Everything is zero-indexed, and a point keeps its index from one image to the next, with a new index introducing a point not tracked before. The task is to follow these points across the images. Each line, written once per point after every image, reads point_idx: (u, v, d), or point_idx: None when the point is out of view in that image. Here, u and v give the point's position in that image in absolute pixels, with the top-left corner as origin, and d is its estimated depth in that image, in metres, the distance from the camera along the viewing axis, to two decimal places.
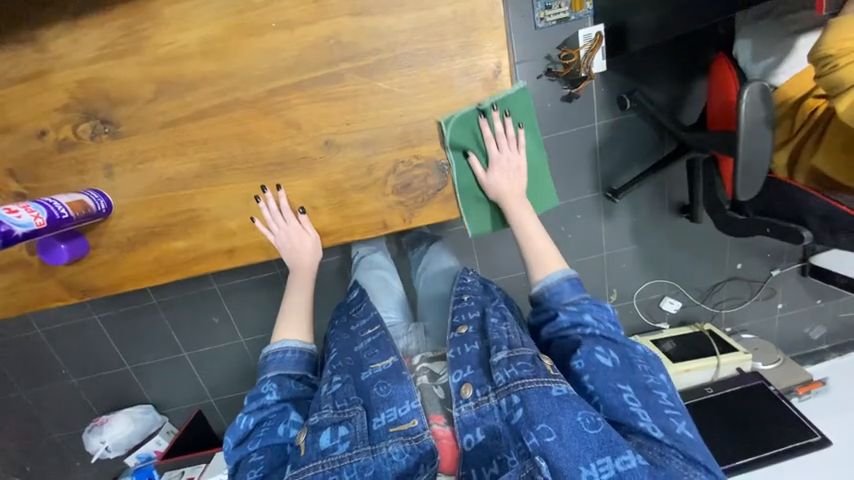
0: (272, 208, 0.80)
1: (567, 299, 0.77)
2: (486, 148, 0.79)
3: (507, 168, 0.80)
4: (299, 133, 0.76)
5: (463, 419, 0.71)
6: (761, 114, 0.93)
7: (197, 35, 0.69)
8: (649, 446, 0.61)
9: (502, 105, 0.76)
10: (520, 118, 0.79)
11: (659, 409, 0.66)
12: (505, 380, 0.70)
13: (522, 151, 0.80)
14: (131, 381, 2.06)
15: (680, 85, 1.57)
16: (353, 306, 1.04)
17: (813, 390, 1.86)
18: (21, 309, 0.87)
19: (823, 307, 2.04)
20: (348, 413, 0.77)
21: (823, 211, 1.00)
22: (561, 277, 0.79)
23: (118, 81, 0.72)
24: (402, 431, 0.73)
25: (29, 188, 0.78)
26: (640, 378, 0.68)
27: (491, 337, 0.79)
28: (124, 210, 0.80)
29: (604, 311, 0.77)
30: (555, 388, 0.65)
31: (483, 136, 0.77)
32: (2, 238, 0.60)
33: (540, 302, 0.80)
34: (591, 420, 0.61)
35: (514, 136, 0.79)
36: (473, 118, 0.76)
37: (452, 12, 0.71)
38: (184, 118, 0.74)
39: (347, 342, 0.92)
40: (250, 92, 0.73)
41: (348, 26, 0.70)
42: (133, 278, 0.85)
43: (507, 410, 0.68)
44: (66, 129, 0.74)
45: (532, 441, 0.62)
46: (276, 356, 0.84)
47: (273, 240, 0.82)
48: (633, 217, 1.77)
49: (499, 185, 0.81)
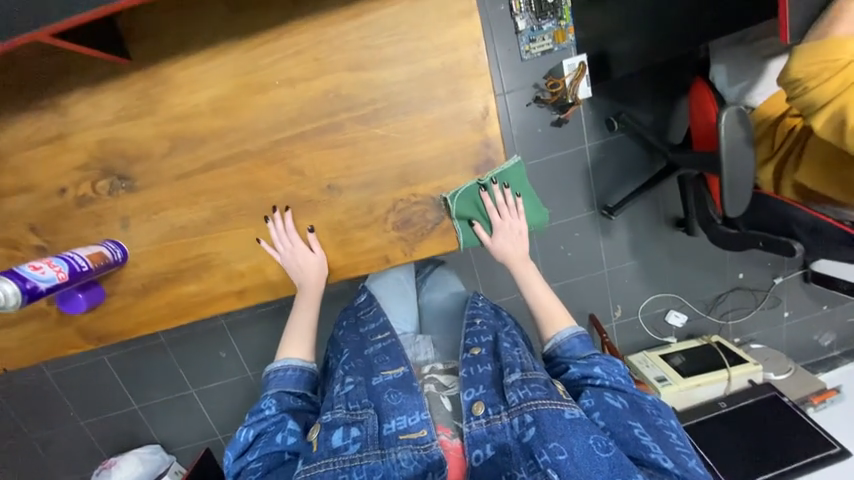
0: (279, 228, 0.82)
1: (580, 355, 0.82)
2: (489, 217, 0.85)
3: (509, 233, 0.87)
4: (303, 179, 0.81)
5: (472, 435, 0.73)
6: (741, 135, 0.98)
7: (207, 96, 0.75)
8: (660, 477, 0.64)
9: (501, 179, 0.83)
10: (519, 189, 0.85)
11: (669, 445, 0.69)
12: (517, 399, 0.73)
13: (522, 218, 0.86)
14: (139, 420, 2.05)
15: (665, 106, 1.64)
16: (362, 309, 1.08)
17: (828, 399, 1.84)
18: (39, 357, 0.90)
19: (829, 313, 2.03)
20: (360, 415, 0.79)
21: (810, 224, 1.02)
22: (571, 334, 0.85)
23: (134, 140, 0.77)
24: (412, 439, 0.75)
25: (49, 242, 0.82)
26: (649, 416, 0.72)
27: (505, 359, 0.82)
28: (139, 258, 0.84)
29: (615, 364, 0.80)
30: (568, 411, 0.69)
31: (485, 206, 0.84)
32: (27, 294, 0.64)
33: (554, 358, 0.85)
34: (603, 445, 0.65)
35: (513, 205, 0.85)
36: (474, 192, 0.83)
37: (441, 63, 0.76)
38: (196, 170, 0.79)
39: (357, 343, 0.96)
40: (256, 144, 0.78)
41: (346, 80, 0.75)
42: (148, 322, 0.88)
43: (520, 428, 0.71)
44: (85, 186, 0.79)
45: (545, 458, 0.66)
46: (277, 375, 0.86)
47: (280, 259, 0.84)
48: (630, 233, 1.81)
49: (503, 248, 0.87)
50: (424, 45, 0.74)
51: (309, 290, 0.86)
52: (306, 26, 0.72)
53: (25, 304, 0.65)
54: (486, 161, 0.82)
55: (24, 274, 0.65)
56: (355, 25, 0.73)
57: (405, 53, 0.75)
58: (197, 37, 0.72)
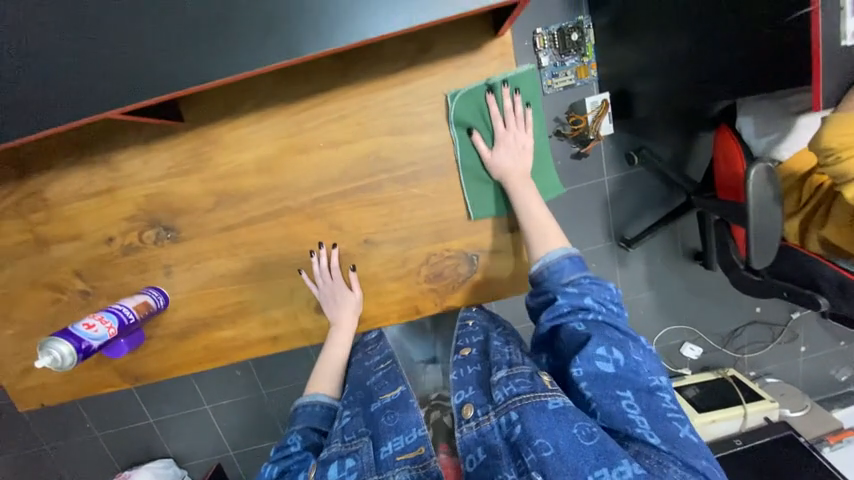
0: (322, 265, 0.83)
1: (568, 278, 0.76)
2: (492, 126, 0.78)
3: (513, 146, 0.78)
4: (340, 233, 0.83)
5: (464, 440, 0.69)
6: (769, 193, 0.97)
7: (253, 155, 0.78)
8: (648, 454, 0.57)
9: (510, 82, 0.76)
10: (528, 97, 0.78)
11: (661, 413, 0.63)
12: (503, 397, 0.70)
13: (529, 132, 0.79)
14: (153, 435, 2.08)
15: (686, 139, 1.60)
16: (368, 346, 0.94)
17: (845, 439, 1.82)
18: (76, 394, 0.92)
19: (847, 349, 2.00)
20: (355, 445, 0.75)
21: (838, 281, 1.01)
22: (562, 254, 0.77)
23: (180, 194, 0.80)
24: (409, 459, 0.71)
25: (94, 288, 0.85)
26: (641, 380, 0.66)
27: (493, 357, 0.78)
28: (179, 304, 0.86)
29: (605, 289, 0.77)
30: (552, 402, 0.65)
31: (490, 113, 0.77)
32: (83, 352, 0.67)
33: (541, 283, 0.78)
34: (588, 432, 0.59)
35: (521, 115, 0.78)
36: (479, 94, 0.75)
37: (478, 128, 0.78)
38: (238, 224, 0.82)
39: (358, 374, 0.87)
40: (297, 201, 0.81)
41: (387, 143, 0.78)
42: (182, 364, 0.90)
43: (507, 428, 0.66)
44: (131, 236, 0.82)
45: (531, 457, 0.60)
46: (306, 409, 0.82)
47: (317, 293, 0.84)
48: (647, 264, 1.80)
49: (505, 165, 0.79)
50: (464, 111, 0.77)
51: (342, 333, 0.86)
52: (351, 92, 0.75)
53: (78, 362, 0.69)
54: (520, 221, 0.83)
55: (80, 333, 0.68)
56: (398, 92, 0.75)
57: (445, 118, 0.77)
58: (247, 101, 0.75)
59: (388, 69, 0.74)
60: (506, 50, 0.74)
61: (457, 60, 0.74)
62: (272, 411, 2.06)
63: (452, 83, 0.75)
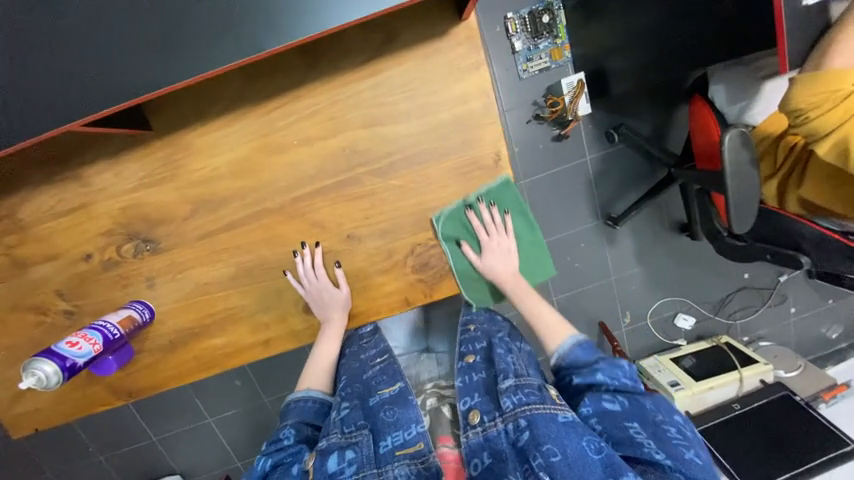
0: (307, 263, 0.83)
1: (584, 362, 0.76)
2: (476, 236, 0.85)
3: (498, 251, 0.86)
4: (323, 231, 0.82)
5: (470, 445, 0.69)
6: (745, 157, 0.98)
7: (227, 159, 0.77)
8: (654, 474, 0.59)
9: (488, 197, 0.83)
10: (507, 206, 0.85)
11: (668, 439, 0.62)
12: (512, 405, 0.70)
13: (511, 236, 0.87)
14: (158, 452, 2.07)
15: (663, 113, 1.62)
16: (364, 340, 0.96)
17: (838, 394, 1.86)
18: (70, 416, 0.91)
19: (835, 307, 2.05)
20: (355, 437, 0.74)
21: (815, 237, 1.03)
22: (571, 344, 0.80)
23: (157, 204, 0.79)
24: (409, 454, 0.70)
25: (78, 307, 0.84)
26: (649, 413, 0.66)
27: (498, 365, 0.78)
28: (166, 315, 0.85)
29: (620, 368, 0.72)
30: (562, 415, 0.66)
31: (473, 226, 0.84)
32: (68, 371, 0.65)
33: (559, 371, 0.79)
34: (596, 445, 0.60)
35: (501, 222, 0.85)
36: (460, 212, 0.83)
37: (452, 114, 0.78)
38: (219, 230, 0.81)
39: (355, 368, 0.88)
40: (276, 201, 0.80)
41: (361, 136, 0.77)
42: (176, 376, 0.89)
43: (514, 433, 0.67)
44: (110, 251, 0.81)
45: (538, 462, 0.61)
46: (299, 404, 0.82)
47: (303, 293, 0.84)
48: (635, 239, 1.82)
49: (494, 268, 0.86)
50: (437, 99, 0.77)
51: (334, 329, 0.86)
52: (321, 87, 0.75)
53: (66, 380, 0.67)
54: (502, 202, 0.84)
55: (63, 352, 0.66)
56: (368, 83, 0.75)
57: (418, 106, 0.77)
58: (216, 105, 0.74)
59: (357, 60, 0.74)
60: (472, 33, 0.74)
61: (425, 47, 0.74)
62: (276, 417, 2.05)
63: (421, 71, 0.75)
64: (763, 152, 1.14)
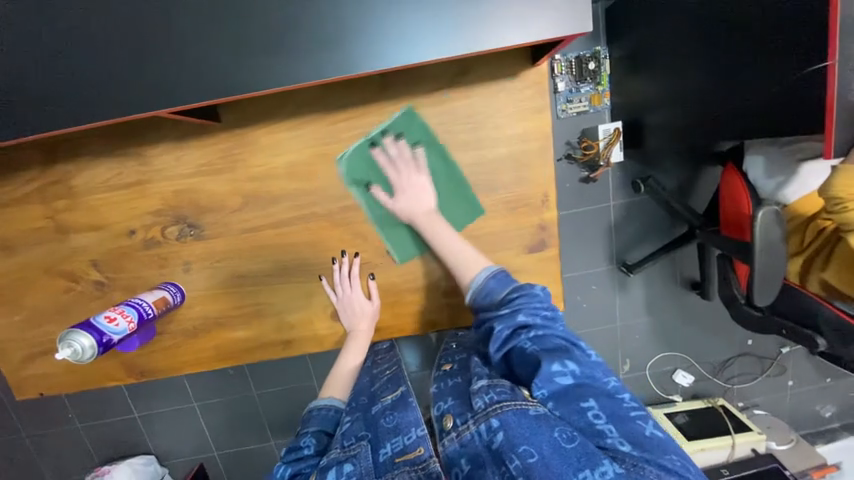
0: (343, 272, 0.84)
1: (498, 297, 0.74)
2: (385, 176, 0.78)
3: (409, 189, 0.77)
4: (365, 243, 0.84)
5: (447, 454, 0.62)
6: (777, 234, 1.00)
7: (286, 160, 0.79)
8: (623, 460, 0.53)
9: (392, 130, 0.76)
10: (415, 138, 0.77)
11: (623, 414, 0.59)
12: (484, 405, 0.63)
13: (423, 173, 0.77)
14: (136, 429, 2.03)
15: (689, 172, 1.65)
16: (379, 355, 0.88)
17: (827, 474, 1.83)
18: (78, 386, 0.91)
19: (832, 386, 2.05)
20: (354, 450, 0.69)
21: (835, 325, 1.04)
22: (486, 275, 0.77)
23: (209, 193, 0.80)
24: (408, 461, 0.64)
25: (110, 280, 0.84)
26: (601, 385, 0.62)
27: (472, 369, 0.72)
28: (195, 301, 0.86)
29: (536, 297, 0.72)
30: (533, 409, 0.59)
31: (380, 164, 0.77)
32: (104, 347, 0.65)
33: (479, 313, 0.76)
34: (568, 435, 0.55)
35: (409, 156, 0.77)
36: (363, 151, 0.77)
37: (509, 151, 0.80)
38: (264, 226, 0.82)
39: (363, 380, 0.82)
40: (326, 207, 0.81)
41: (418, 158, 0.79)
42: (191, 362, 0.89)
43: (488, 435, 0.59)
44: (154, 230, 0.82)
45: (516, 464, 0.54)
46: (319, 413, 0.79)
47: (334, 300, 0.85)
48: (646, 289, 1.84)
49: (409, 210, 0.78)
50: (497, 135, 0.79)
51: (357, 340, 0.87)
52: (389, 107, 0.77)
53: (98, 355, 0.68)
54: (540, 241, 0.85)
55: (101, 326, 0.66)
56: (434, 110, 0.78)
57: (478, 138, 0.79)
58: (286, 108, 0.77)
59: (427, 87, 0.77)
60: (542, 78, 0.77)
61: (494, 85, 0.77)
62: (262, 412, 2.02)
63: (487, 106, 0.78)
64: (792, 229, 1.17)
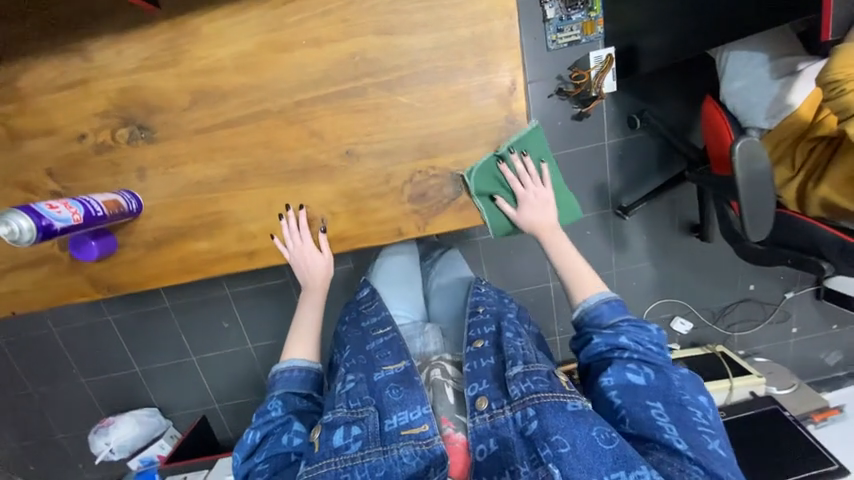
0: (291, 226, 0.83)
1: (607, 321, 0.77)
2: (512, 189, 0.84)
3: (535, 202, 0.84)
4: (321, 143, 0.80)
5: (476, 430, 0.74)
6: (764, 166, 0.90)
7: (232, 50, 0.74)
8: (673, 462, 0.61)
9: (519, 147, 0.81)
10: (541, 155, 0.84)
11: (692, 425, 0.64)
12: (520, 393, 0.73)
13: (548, 186, 0.85)
14: (139, 383, 2.09)
15: (687, 107, 1.56)
16: (363, 304, 1.06)
17: (830, 417, 1.80)
18: (47, 303, 0.91)
19: (839, 333, 1.98)
20: (361, 413, 0.80)
21: (837, 246, 0.96)
22: (598, 300, 0.79)
23: (156, 90, 0.76)
24: (413, 435, 0.76)
25: (65, 188, 0.82)
26: (674, 393, 0.67)
27: (506, 351, 0.81)
28: (153, 211, 0.83)
29: (642, 330, 0.75)
30: (571, 404, 0.69)
31: (506, 178, 0.83)
32: (43, 232, 0.64)
33: (580, 326, 0.79)
34: (607, 436, 0.63)
35: (536, 171, 0.84)
36: (492, 165, 0.81)
37: (471, 33, 0.74)
38: (215, 126, 0.78)
39: (360, 337, 0.96)
40: (278, 103, 0.77)
41: (373, 44, 0.74)
42: (157, 276, 0.88)
43: (523, 422, 0.71)
44: (105, 134, 0.79)
45: (546, 452, 0.66)
46: (284, 376, 0.85)
47: (286, 254, 0.85)
48: (643, 234, 1.77)
49: (531, 219, 0.85)
50: (456, 14, 0.73)
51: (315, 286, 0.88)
52: None
53: (40, 242, 0.66)
54: (509, 139, 0.80)
55: (41, 212, 0.65)
56: None
57: (436, 19, 0.73)
58: None
59: None
60: None
61: None
62: (259, 365, 2.06)
63: None
64: (778, 156, 1.05)
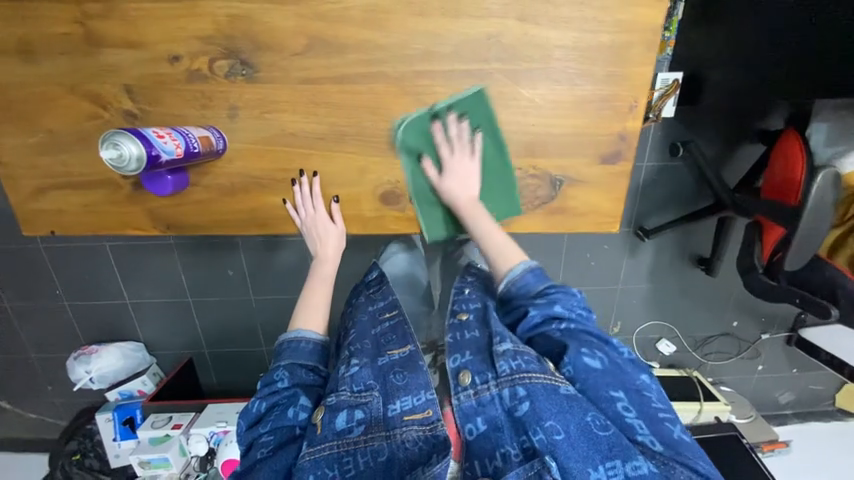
0: (305, 192, 0.80)
1: (534, 290, 0.78)
2: (438, 152, 0.78)
3: (460, 171, 0.78)
4: (431, 120, 0.76)
5: (463, 408, 0.71)
6: (830, 197, 1.02)
7: (364, 1, 0.69)
8: (653, 456, 0.61)
9: (458, 108, 0.75)
10: (478, 121, 0.76)
11: (654, 413, 0.67)
12: (508, 370, 0.69)
13: (476, 160, 0.78)
14: (127, 315, 1.97)
15: (727, 145, 1.60)
16: (372, 288, 1.04)
17: (776, 449, 1.99)
18: (96, 229, 0.85)
19: (796, 375, 2.08)
20: (365, 397, 0.76)
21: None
22: (523, 269, 0.80)
23: (270, 26, 0.70)
24: (416, 420, 0.72)
25: (142, 111, 0.75)
26: (630, 379, 0.70)
27: (492, 327, 0.76)
28: (237, 155, 0.78)
29: (572, 296, 0.79)
30: (563, 387, 0.66)
31: (436, 140, 0.77)
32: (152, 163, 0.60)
33: (510, 299, 0.80)
34: (601, 423, 0.62)
35: (466, 138, 0.77)
36: (423, 124, 0.76)
37: (611, 40, 0.73)
38: (326, 79, 0.73)
39: (364, 320, 0.93)
40: (397, 69, 0.73)
41: (512, 29, 0.71)
42: (223, 223, 0.84)
43: (511, 402, 0.67)
44: (201, 61, 0.72)
45: (540, 437, 0.63)
46: (291, 345, 0.83)
47: (298, 220, 0.82)
48: (654, 257, 1.84)
49: (454, 193, 0.78)
50: (603, 17, 0.71)
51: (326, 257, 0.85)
52: None
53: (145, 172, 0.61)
54: (616, 152, 0.80)
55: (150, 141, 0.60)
56: None
57: (580, 18, 0.71)
58: None
59: None
60: None
61: None
62: (255, 317, 1.99)
63: None
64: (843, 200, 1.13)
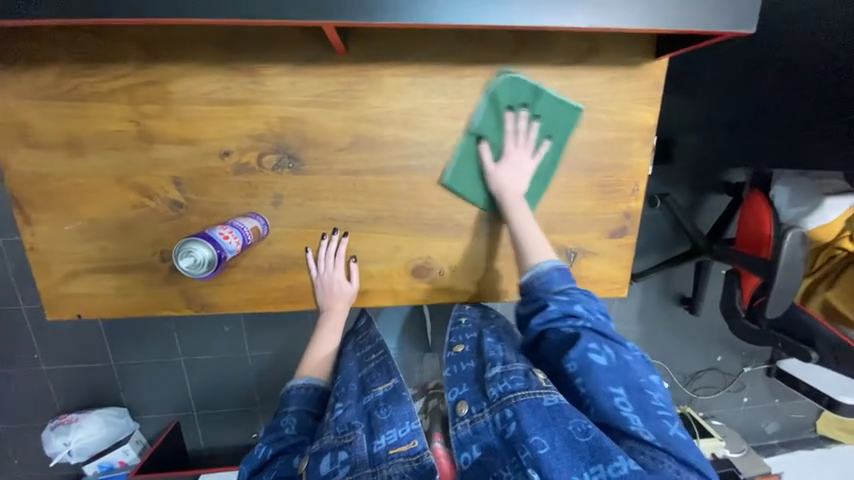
0: (329, 250, 0.83)
1: (556, 288, 0.75)
2: (503, 141, 0.81)
3: (517, 165, 0.81)
4: (460, 204, 0.84)
5: (458, 438, 0.69)
6: (801, 254, 1.08)
7: (403, 106, 0.78)
8: (642, 451, 0.61)
9: (524, 103, 0.80)
10: (548, 130, 0.82)
11: (652, 411, 0.66)
12: (498, 394, 0.70)
13: (535, 160, 0.82)
14: (111, 379, 1.68)
15: (698, 195, 1.70)
16: (360, 335, 0.94)
17: None
18: (126, 312, 0.84)
19: (778, 406, 2.12)
20: (349, 437, 0.71)
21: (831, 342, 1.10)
22: (551, 266, 0.77)
23: (318, 126, 0.77)
24: (403, 452, 0.69)
25: (187, 200, 0.79)
26: (633, 378, 0.69)
27: (486, 354, 0.77)
28: (277, 237, 0.82)
29: (592, 299, 0.77)
30: (547, 399, 0.66)
31: (505, 128, 0.80)
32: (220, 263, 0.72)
33: (530, 291, 0.77)
34: (582, 428, 0.62)
35: (530, 136, 0.81)
36: (505, 94, 0.79)
37: (616, 137, 0.84)
38: (366, 171, 0.80)
39: (350, 365, 0.84)
40: (432, 162, 0.81)
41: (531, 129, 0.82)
42: (258, 301, 0.85)
43: (502, 425, 0.67)
44: (250, 155, 0.78)
45: (526, 455, 0.62)
46: (299, 391, 0.81)
47: (316, 276, 0.84)
48: (641, 298, 1.87)
49: (503, 180, 0.80)
50: (607, 118, 0.83)
51: (336, 316, 0.85)
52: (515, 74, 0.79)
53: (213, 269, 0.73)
54: (621, 227, 0.90)
55: (218, 243, 0.72)
56: (558, 85, 0.80)
57: (589, 119, 0.83)
58: (417, 54, 0.76)
59: (557, 59, 0.79)
60: (658, 74, 0.82)
61: (616, 72, 0.81)
62: (254, 378, 1.72)
63: (603, 90, 0.82)
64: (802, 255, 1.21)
